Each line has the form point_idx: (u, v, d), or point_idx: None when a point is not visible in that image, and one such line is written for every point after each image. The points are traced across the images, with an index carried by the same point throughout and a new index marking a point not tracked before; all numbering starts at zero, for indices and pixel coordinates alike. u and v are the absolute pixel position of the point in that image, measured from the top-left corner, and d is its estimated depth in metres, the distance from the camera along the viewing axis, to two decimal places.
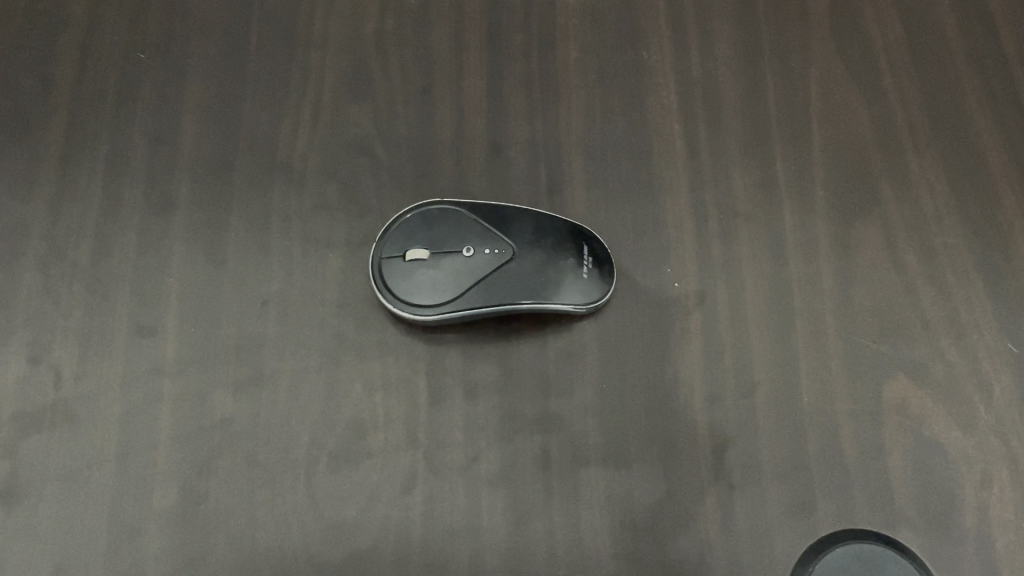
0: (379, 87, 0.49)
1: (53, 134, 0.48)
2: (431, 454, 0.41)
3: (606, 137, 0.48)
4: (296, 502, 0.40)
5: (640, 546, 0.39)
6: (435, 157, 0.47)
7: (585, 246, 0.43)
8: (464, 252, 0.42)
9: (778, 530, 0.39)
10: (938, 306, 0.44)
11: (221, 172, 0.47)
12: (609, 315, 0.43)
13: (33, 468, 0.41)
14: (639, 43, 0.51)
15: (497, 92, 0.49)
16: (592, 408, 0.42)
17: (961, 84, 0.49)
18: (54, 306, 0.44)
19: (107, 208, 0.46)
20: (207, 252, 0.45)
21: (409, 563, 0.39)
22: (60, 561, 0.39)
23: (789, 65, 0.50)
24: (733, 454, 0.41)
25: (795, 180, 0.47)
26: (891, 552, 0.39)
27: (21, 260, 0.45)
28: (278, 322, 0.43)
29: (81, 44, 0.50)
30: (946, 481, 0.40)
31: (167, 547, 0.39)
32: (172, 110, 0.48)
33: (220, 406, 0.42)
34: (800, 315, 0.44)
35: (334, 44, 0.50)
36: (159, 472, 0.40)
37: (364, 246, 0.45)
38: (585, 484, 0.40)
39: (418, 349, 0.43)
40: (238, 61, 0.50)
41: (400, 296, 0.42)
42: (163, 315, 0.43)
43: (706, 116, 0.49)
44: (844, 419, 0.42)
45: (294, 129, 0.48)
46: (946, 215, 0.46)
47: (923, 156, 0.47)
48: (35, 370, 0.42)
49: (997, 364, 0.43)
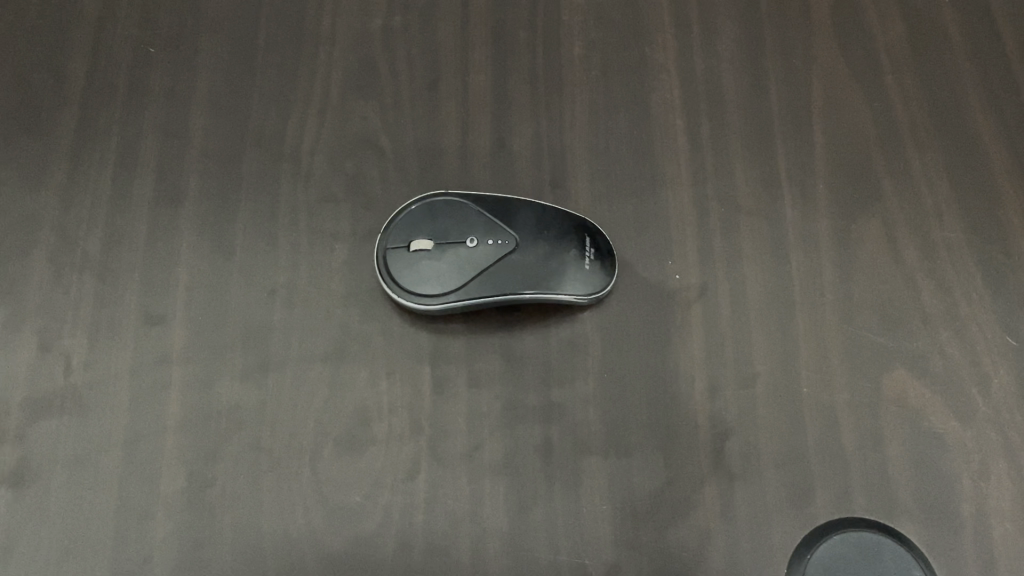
0: (386, 82, 0.50)
1: (64, 127, 0.49)
2: (434, 442, 0.41)
3: (609, 132, 0.48)
4: (301, 488, 0.40)
5: (640, 534, 0.40)
6: (440, 152, 0.48)
7: (587, 238, 0.44)
8: (467, 242, 0.43)
9: (777, 520, 0.40)
10: (938, 300, 0.44)
11: (229, 165, 0.48)
12: (611, 307, 0.44)
13: (42, 453, 0.41)
14: (643, 41, 0.51)
15: (502, 88, 0.50)
16: (594, 398, 0.42)
17: (962, 82, 0.50)
18: (65, 295, 0.44)
19: (117, 200, 0.47)
20: (215, 243, 0.46)
21: (412, 549, 0.39)
22: (69, 544, 0.39)
23: (792, 62, 0.51)
24: (733, 445, 0.41)
25: (797, 176, 0.47)
26: (889, 541, 0.39)
27: (32, 250, 0.46)
28: (284, 312, 0.44)
29: (93, 39, 0.51)
30: (944, 472, 0.41)
31: (175, 531, 0.40)
32: (181, 103, 0.49)
33: (227, 394, 0.42)
34: (801, 309, 0.44)
35: (341, 40, 0.51)
36: (167, 458, 0.41)
37: (369, 238, 0.45)
38: (586, 473, 0.41)
39: (421, 339, 0.43)
40: (247, 56, 0.51)
41: (405, 286, 0.43)
42: (171, 305, 0.44)
43: (709, 113, 0.49)
44: (844, 411, 0.42)
45: (302, 123, 0.48)
46: (946, 211, 0.46)
47: (924, 152, 0.48)
48: (44, 357, 0.43)
49: (996, 358, 0.43)
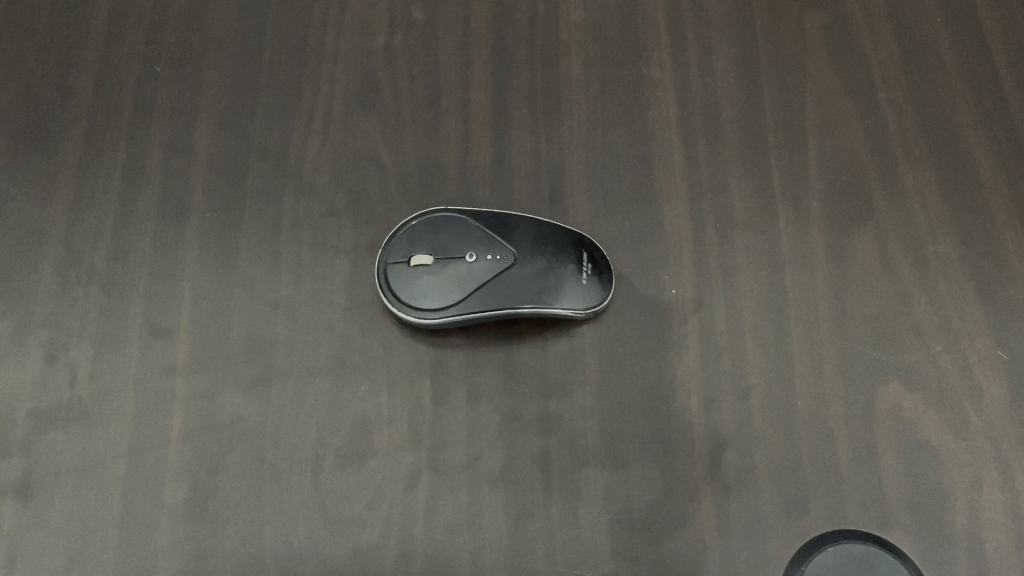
0: (388, 99, 0.51)
1: (71, 143, 0.49)
2: (434, 454, 0.42)
3: (607, 148, 0.49)
4: (303, 499, 0.41)
5: (637, 545, 0.40)
6: (440, 167, 0.48)
7: (585, 253, 0.45)
8: (468, 257, 0.44)
9: (773, 531, 0.40)
10: (931, 313, 0.45)
11: (233, 180, 0.48)
12: (607, 320, 0.45)
13: (47, 464, 0.42)
14: (640, 58, 0.52)
15: (502, 105, 0.50)
16: (592, 410, 0.43)
17: (954, 100, 0.51)
18: (71, 308, 0.45)
19: (123, 213, 0.48)
20: (220, 257, 0.46)
21: (412, 559, 0.40)
22: (72, 554, 0.40)
23: (787, 79, 0.52)
24: (728, 456, 0.42)
25: (792, 191, 0.48)
26: (882, 552, 0.40)
27: (39, 263, 0.46)
28: (287, 325, 0.45)
29: (100, 57, 0.52)
30: (937, 484, 0.41)
31: (177, 542, 0.40)
32: (186, 120, 0.50)
33: (230, 406, 0.43)
34: (796, 323, 0.45)
35: (344, 58, 0.52)
36: (170, 468, 0.42)
37: (371, 252, 0.46)
38: (584, 484, 0.41)
39: (421, 351, 0.44)
40: (251, 73, 0.52)
41: (406, 300, 0.43)
42: (175, 318, 0.45)
43: (705, 129, 0.50)
44: (838, 423, 0.43)
45: (305, 139, 0.49)
46: (939, 226, 0.47)
47: (917, 168, 0.49)
48: (50, 370, 0.44)
49: (988, 371, 0.44)
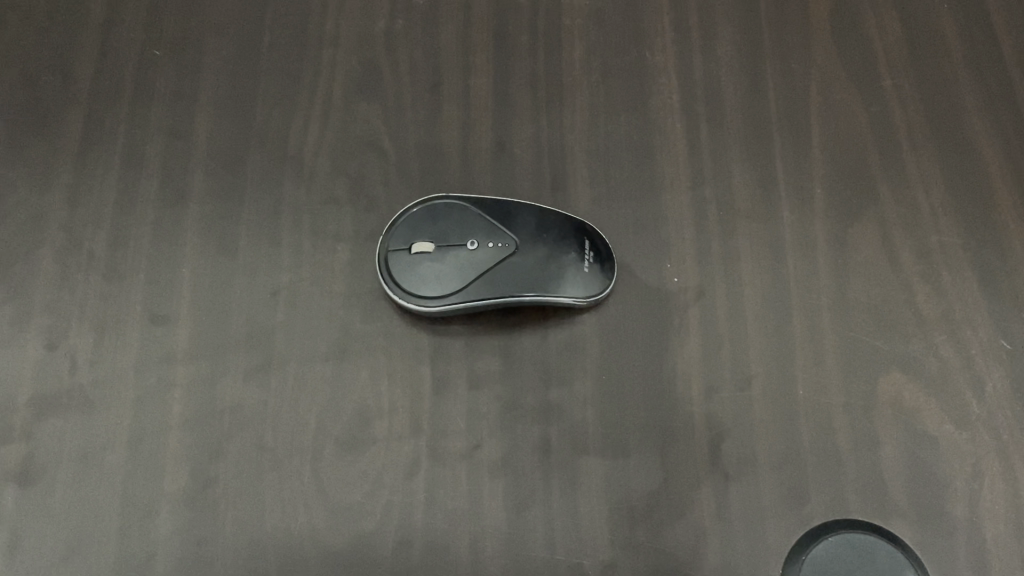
0: (389, 85, 0.50)
1: (70, 128, 0.49)
2: (434, 442, 0.42)
3: (609, 135, 0.49)
4: (303, 486, 0.41)
5: (637, 534, 0.40)
6: (440, 154, 0.48)
7: (587, 241, 0.44)
8: (468, 245, 0.44)
9: (773, 521, 0.40)
10: (933, 302, 0.45)
11: (233, 166, 0.48)
12: (608, 308, 0.44)
13: (49, 450, 0.42)
14: (643, 44, 0.52)
15: (503, 92, 0.50)
16: (592, 399, 0.43)
17: (960, 87, 0.50)
18: (70, 294, 0.45)
19: (123, 199, 0.47)
20: (220, 243, 0.46)
21: (412, 547, 0.40)
22: (74, 539, 0.40)
23: (791, 66, 0.51)
24: (729, 445, 0.42)
25: (794, 179, 0.48)
26: (882, 542, 0.40)
27: (38, 250, 0.46)
28: (287, 312, 0.44)
29: (99, 41, 0.52)
30: (937, 474, 0.41)
31: (178, 529, 0.40)
32: (186, 105, 0.50)
33: (230, 393, 0.43)
34: (798, 311, 0.45)
35: (345, 43, 0.52)
36: (170, 455, 0.42)
37: (371, 240, 0.46)
38: (584, 472, 0.41)
39: (421, 339, 0.44)
40: (251, 58, 0.51)
41: (406, 288, 0.43)
42: (175, 305, 0.45)
43: (708, 116, 0.50)
44: (839, 412, 0.42)
45: (305, 125, 0.49)
46: (943, 215, 0.47)
47: (921, 156, 0.48)
48: (50, 357, 0.44)
49: (990, 361, 0.43)
